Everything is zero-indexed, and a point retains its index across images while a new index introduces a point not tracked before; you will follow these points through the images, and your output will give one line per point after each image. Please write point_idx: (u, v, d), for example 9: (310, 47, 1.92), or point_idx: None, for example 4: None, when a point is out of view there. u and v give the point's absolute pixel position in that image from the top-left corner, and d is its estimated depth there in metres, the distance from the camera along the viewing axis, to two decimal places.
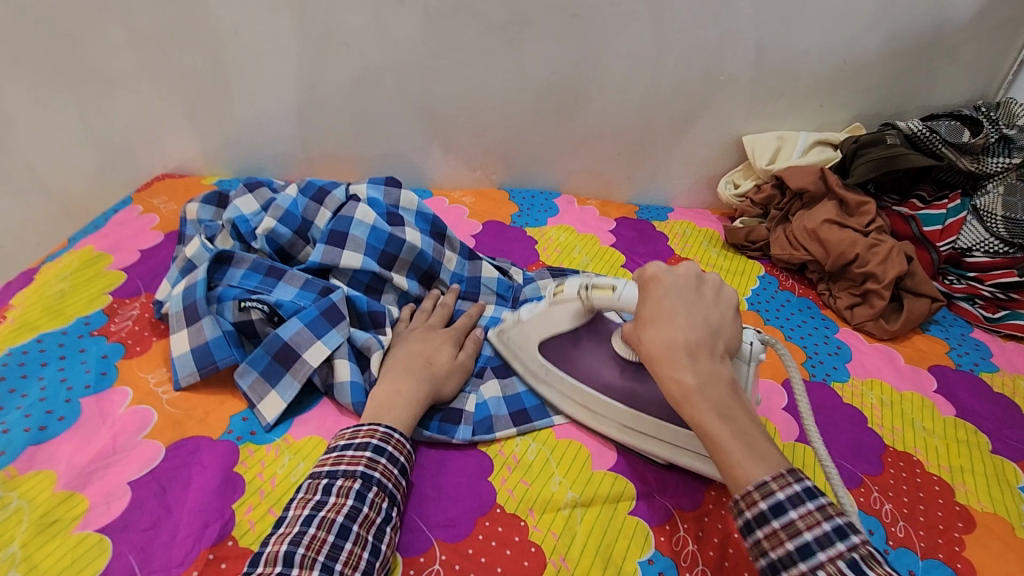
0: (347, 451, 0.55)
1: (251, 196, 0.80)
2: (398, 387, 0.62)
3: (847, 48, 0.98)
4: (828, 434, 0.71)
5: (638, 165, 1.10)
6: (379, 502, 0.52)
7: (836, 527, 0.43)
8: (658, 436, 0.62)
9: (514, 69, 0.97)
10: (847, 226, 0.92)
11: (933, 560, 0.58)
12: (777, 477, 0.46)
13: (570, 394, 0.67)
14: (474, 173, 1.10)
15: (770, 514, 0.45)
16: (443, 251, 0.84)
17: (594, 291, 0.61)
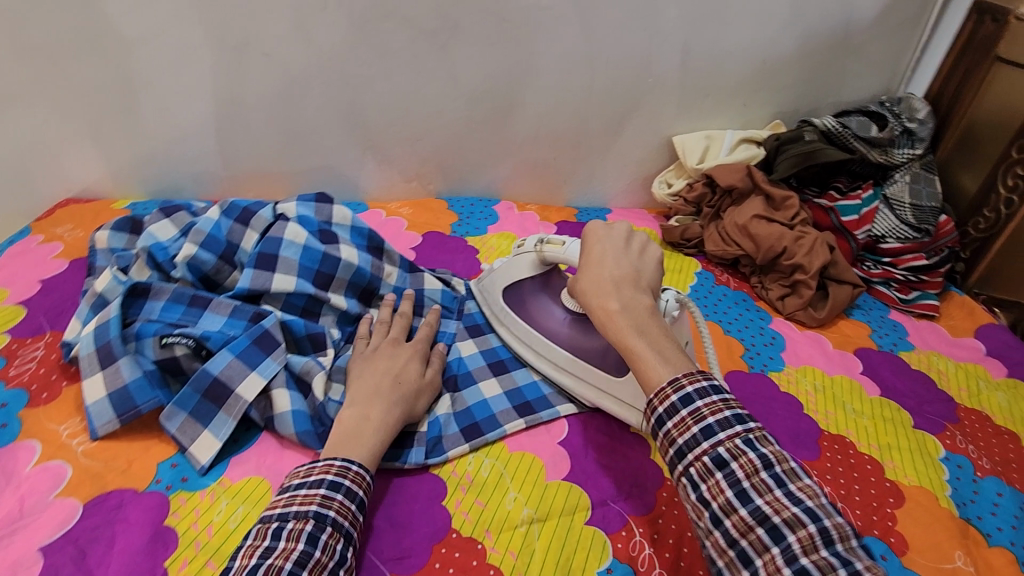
0: (299, 490, 0.51)
1: (167, 222, 0.75)
2: (367, 413, 0.59)
3: (764, 50, 1.02)
4: (768, 424, 0.74)
5: (575, 169, 1.11)
6: (333, 543, 0.48)
7: (746, 427, 0.45)
8: (591, 380, 0.69)
9: (445, 78, 0.96)
10: (774, 220, 0.97)
11: (869, 538, 0.62)
12: (688, 374, 0.49)
13: (522, 337, 0.75)
14: (410, 183, 1.08)
15: (687, 416, 0.46)
16: (382, 266, 0.81)
17: (547, 245, 0.69)
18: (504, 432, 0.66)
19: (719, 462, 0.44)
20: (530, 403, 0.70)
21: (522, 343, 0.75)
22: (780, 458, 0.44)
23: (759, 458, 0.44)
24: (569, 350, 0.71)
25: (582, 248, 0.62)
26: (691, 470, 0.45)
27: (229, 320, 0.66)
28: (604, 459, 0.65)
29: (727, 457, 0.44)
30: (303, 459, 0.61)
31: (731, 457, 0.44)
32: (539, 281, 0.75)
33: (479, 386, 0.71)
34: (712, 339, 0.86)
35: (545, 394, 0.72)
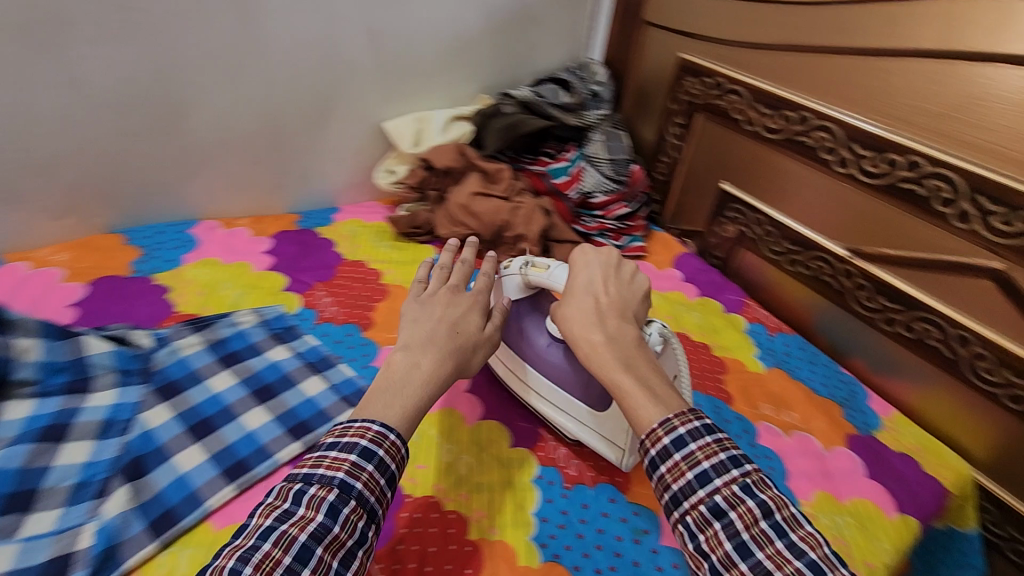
0: (333, 449, 0.48)
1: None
2: (419, 360, 0.56)
3: (453, 26, 1.01)
4: (507, 401, 0.73)
5: (285, 172, 0.99)
6: (355, 520, 0.46)
7: (742, 470, 0.47)
8: (570, 414, 0.67)
9: (72, 84, 0.77)
10: (492, 194, 0.98)
11: (601, 485, 0.66)
12: (679, 414, 0.51)
13: (509, 364, 0.72)
14: (65, 220, 0.85)
15: (681, 461, 0.48)
16: (8, 344, 0.62)
17: (532, 269, 0.69)
18: (206, 509, 0.56)
19: (716, 510, 0.46)
20: (243, 461, 0.61)
21: (510, 372, 0.72)
22: (779, 504, 0.46)
23: (758, 506, 0.45)
24: (552, 377, 0.68)
25: (568, 276, 0.65)
26: (688, 516, 0.47)
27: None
28: None
29: (726, 505, 0.46)
30: None
31: (728, 505, 0.46)
32: (529, 301, 0.73)
33: (173, 460, 0.59)
34: None
35: (263, 444, 0.63)
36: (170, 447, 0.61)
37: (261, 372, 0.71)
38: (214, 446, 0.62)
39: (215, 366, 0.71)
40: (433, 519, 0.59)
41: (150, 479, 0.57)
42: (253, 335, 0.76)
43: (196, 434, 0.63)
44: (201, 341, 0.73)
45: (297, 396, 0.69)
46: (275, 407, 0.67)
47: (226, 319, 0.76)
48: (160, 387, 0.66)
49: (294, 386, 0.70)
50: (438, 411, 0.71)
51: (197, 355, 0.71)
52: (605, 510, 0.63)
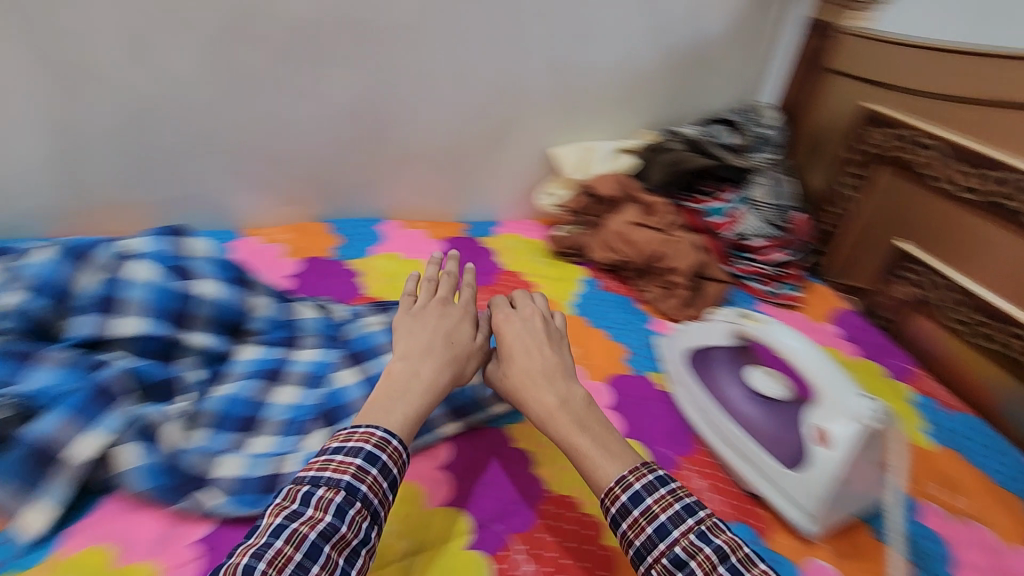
0: (336, 454, 0.51)
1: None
2: (417, 370, 0.61)
3: (629, 63, 1.07)
4: (649, 424, 0.76)
5: (461, 185, 1.11)
6: (359, 520, 0.49)
7: (695, 517, 0.50)
8: (755, 462, 0.68)
9: (315, 97, 0.93)
10: (649, 226, 1.01)
11: (738, 524, 0.65)
12: (636, 471, 0.53)
13: (695, 400, 0.76)
14: (290, 207, 1.03)
15: (640, 517, 0.50)
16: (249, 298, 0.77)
17: (748, 321, 0.74)
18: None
19: (676, 562, 0.48)
20: None
21: (695, 409, 0.76)
22: None
23: None
24: (744, 425, 0.71)
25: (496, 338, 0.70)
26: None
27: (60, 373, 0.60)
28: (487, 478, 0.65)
29: (685, 556, 0.48)
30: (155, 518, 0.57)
31: (687, 555, 0.48)
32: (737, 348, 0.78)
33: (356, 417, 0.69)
34: (594, 348, 0.88)
35: None
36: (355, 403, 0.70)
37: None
38: None
39: (391, 343, 0.80)
40: (571, 516, 0.62)
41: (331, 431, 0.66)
42: None
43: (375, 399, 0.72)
44: (383, 322, 0.82)
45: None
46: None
47: (403, 306, 0.86)
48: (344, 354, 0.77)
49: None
50: None
51: (378, 332, 0.81)
52: None
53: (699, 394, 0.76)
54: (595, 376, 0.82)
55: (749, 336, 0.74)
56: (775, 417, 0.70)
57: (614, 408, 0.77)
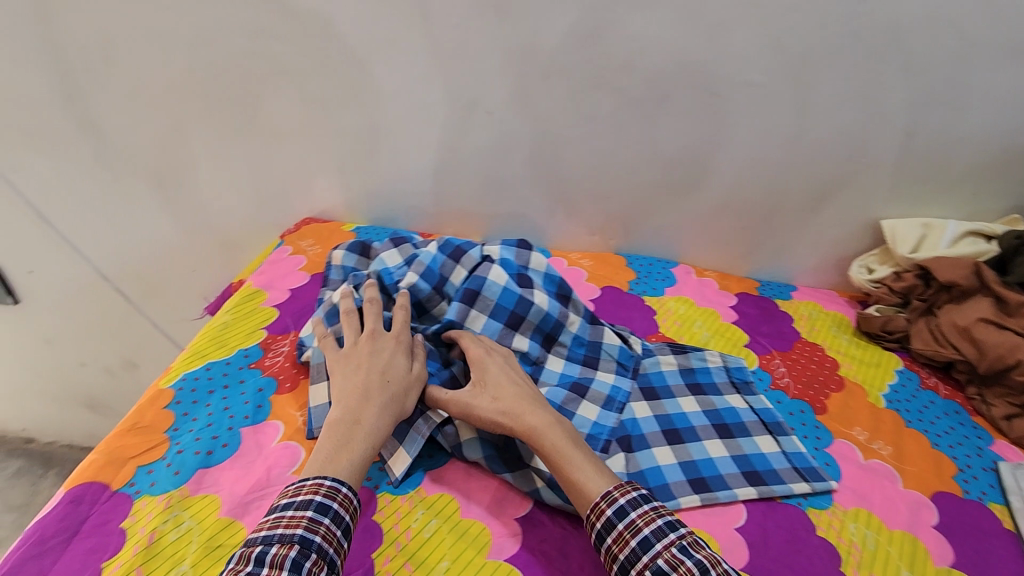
0: (286, 510, 0.52)
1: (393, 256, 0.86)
2: (356, 417, 0.62)
3: (1008, 136, 0.92)
4: (990, 566, 0.64)
5: (763, 242, 1.08)
6: (316, 573, 0.49)
7: (676, 533, 0.52)
8: None
9: (646, 143, 1.00)
10: (1007, 327, 0.84)
11: None
12: (619, 488, 0.57)
13: None
14: (593, 237, 1.13)
15: (623, 531, 0.53)
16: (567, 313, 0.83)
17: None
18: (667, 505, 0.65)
19: (659, 573, 0.50)
20: (704, 480, 0.69)
21: None
22: None
23: None
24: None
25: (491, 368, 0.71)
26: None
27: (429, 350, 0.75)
28: (788, 559, 0.62)
29: (665, 567, 0.50)
30: (489, 488, 0.65)
31: (668, 567, 0.50)
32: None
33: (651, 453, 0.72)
34: (914, 451, 0.77)
35: (722, 474, 0.69)
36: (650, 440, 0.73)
37: (724, 411, 0.78)
38: (683, 455, 0.71)
39: (685, 389, 0.80)
40: None
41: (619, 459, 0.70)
42: (716, 375, 0.82)
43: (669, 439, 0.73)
44: (677, 362, 0.84)
45: (751, 444, 0.73)
46: (732, 446, 0.73)
47: (699, 351, 0.85)
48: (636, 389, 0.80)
49: (748, 434, 0.74)
50: (900, 531, 0.66)
51: (671, 373, 0.82)
52: None
53: None
54: (917, 485, 0.72)
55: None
56: None
57: (941, 531, 0.67)
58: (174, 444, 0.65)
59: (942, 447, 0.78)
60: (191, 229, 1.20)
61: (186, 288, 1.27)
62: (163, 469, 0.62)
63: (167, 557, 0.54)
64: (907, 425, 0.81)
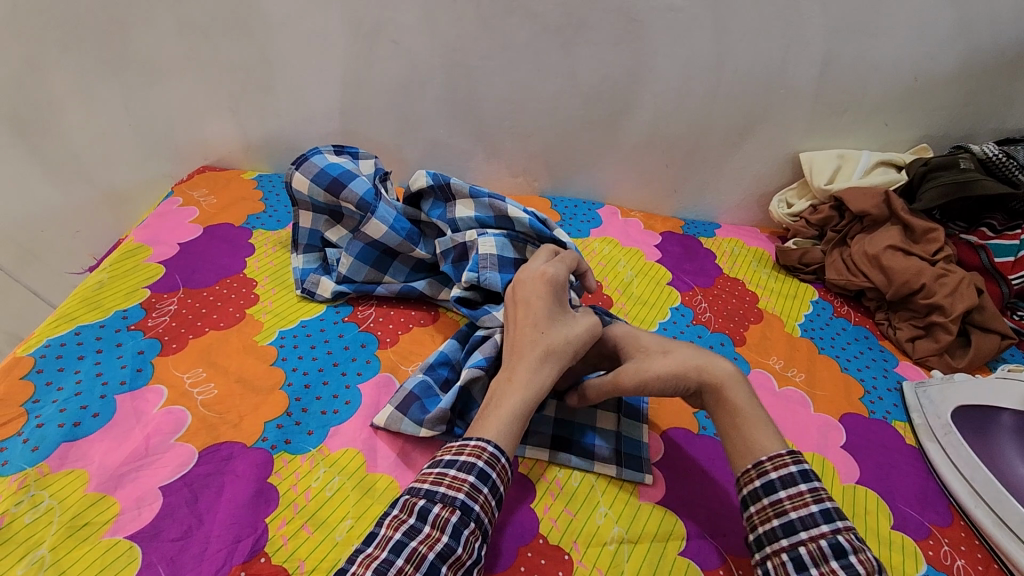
0: (449, 469, 0.50)
1: (321, 187, 0.75)
2: (511, 374, 0.57)
3: (919, 66, 0.92)
4: (891, 478, 0.66)
5: (687, 179, 1.06)
6: (473, 541, 0.47)
7: (833, 527, 0.49)
8: None
9: (565, 75, 0.94)
10: (912, 253, 0.87)
11: None
12: (774, 457, 0.53)
13: (956, 462, 0.65)
14: (516, 179, 1.08)
15: (768, 505, 0.51)
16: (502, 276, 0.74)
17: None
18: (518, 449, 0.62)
19: (798, 562, 0.48)
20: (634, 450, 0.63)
21: (954, 472, 0.65)
22: None
23: None
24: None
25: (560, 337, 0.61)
26: (768, 560, 0.49)
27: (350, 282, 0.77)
28: (703, 487, 0.61)
29: (808, 560, 0.47)
30: (398, 440, 0.61)
31: (811, 560, 0.47)
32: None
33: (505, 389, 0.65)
34: (826, 377, 0.78)
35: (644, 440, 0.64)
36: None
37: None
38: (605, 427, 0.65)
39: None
40: None
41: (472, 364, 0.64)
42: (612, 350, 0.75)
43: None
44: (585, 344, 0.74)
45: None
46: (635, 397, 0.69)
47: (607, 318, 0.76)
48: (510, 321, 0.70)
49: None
50: (810, 453, 0.67)
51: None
52: None
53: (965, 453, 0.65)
54: (827, 409, 0.74)
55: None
56: None
57: (848, 450, 0.68)
58: (33, 418, 0.57)
59: (850, 370, 0.80)
60: (68, 183, 1.06)
61: (70, 250, 1.14)
62: (19, 446, 0.55)
63: (22, 542, 0.48)
64: (820, 352, 0.83)
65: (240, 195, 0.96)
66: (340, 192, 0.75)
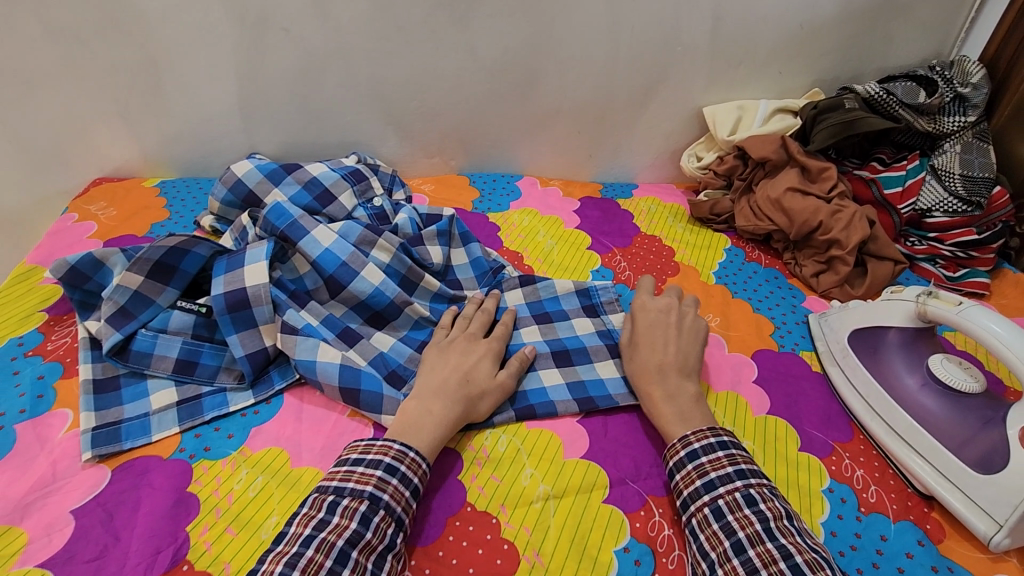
0: (358, 466, 0.52)
1: (261, 175, 0.83)
2: (429, 407, 0.59)
3: (803, 12, 0.96)
4: (798, 404, 0.70)
5: (600, 144, 1.08)
6: (384, 528, 0.49)
7: (746, 482, 0.52)
8: (933, 458, 0.61)
9: (465, 50, 0.93)
10: (810, 193, 0.92)
11: (876, 515, 0.59)
12: (697, 432, 0.57)
13: (856, 384, 0.70)
14: (432, 159, 1.07)
15: (692, 470, 0.55)
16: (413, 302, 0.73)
17: (935, 301, 0.65)
18: (227, 411, 0.62)
19: (717, 512, 0.51)
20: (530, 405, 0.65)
21: (857, 394, 0.69)
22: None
23: None
24: (917, 415, 0.64)
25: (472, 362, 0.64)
26: (692, 518, 0.52)
27: (235, 244, 0.77)
28: (624, 436, 0.64)
29: (726, 509, 0.51)
30: (321, 435, 0.61)
31: (728, 509, 0.51)
32: (913, 335, 0.69)
33: (167, 337, 0.64)
34: (740, 318, 0.82)
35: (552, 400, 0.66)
36: (233, 323, 0.65)
37: (556, 341, 0.74)
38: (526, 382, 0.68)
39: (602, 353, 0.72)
40: None
41: (297, 315, 0.67)
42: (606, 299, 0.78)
43: (198, 332, 0.66)
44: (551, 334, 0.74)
45: (568, 329, 0.75)
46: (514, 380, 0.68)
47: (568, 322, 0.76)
48: (225, 273, 0.67)
49: (567, 319, 0.76)
50: (724, 392, 0.71)
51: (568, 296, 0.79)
52: (909, 551, 0.56)
53: (861, 373, 0.70)
54: (741, 348, 0.77)
55: (935, 318, 0.65)
56: (960, 412, 0.62)
57: (759, 383, 0.73)
58: None
59: (762, 311, 0.84)
60: None
61: None
62: None
63: None
64: (734, 296, 0.87)
65: (142, 203, 0.92)
66: (325, 204, 0.81)
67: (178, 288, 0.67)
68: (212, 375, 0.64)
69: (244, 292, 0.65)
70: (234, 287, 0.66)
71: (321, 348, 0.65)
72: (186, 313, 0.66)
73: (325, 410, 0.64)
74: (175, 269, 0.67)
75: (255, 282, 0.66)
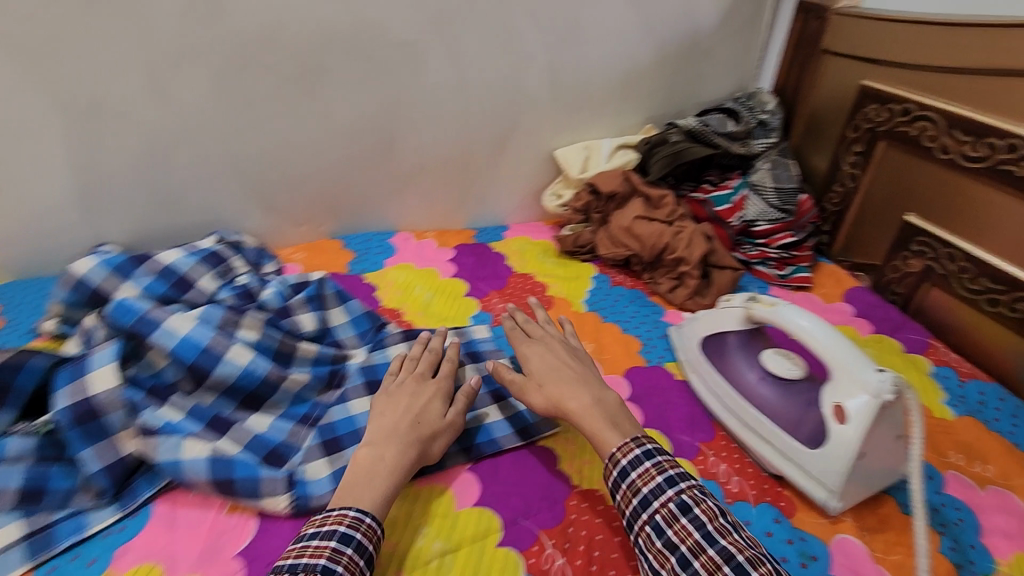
0: (312, 540, 0.52)
1: (106, 271, 0.77)
2: (383, 453, 0.60)
3: (625, 61, 1.09)
4: (667, 412, 0.77)
5: (468, 192, 1.13)
6: None
7: (677, 489, 0.55)
8: (775, 442, 0.69)
9: (320, 119, 0.95)
10: (655, 218, 1.03)
11: (739, 503, 0.66)
12: (622, 446, 0.59)
13: (711, 387, 0.78)
14: (302, 227, 1.06)
15: (627, 490, 0.57)
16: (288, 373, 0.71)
17: (758, 304, 0.75)
18: (85, 535, 0.57)
19: (658, 528, 0.53)
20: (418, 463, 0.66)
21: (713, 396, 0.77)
22: None
23: None
24: (759, 406, 0.72)
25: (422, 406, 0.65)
26: (640, 537, 0.55)
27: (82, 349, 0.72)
28: (513, 476, 0.67)
29: (664, 523, 0.53)
30: (197, 538, 0.58)
31: (666, 523, 0.53)
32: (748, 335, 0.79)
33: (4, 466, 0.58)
34: (610, 341, 0.89)
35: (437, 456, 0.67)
36: (82, 436, 0.60)
37: None
38: None
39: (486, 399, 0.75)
40: (598, 509, 0.64)
41: (154, 415, 0.63)
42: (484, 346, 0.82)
43: (44, 454, 0.60)
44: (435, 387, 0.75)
45: None
46: None
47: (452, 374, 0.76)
48: (66, 383, 0.62)
49: None
50: None
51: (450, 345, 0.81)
52: (768, 529, 0.64)
53: (713, 376, 0.78)
54: (614, 368, 0.84)
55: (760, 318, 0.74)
56: (791, 397, 0.71)
57: (633, 399, 0.79)
58: None
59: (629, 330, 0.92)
60: None
61: None
62: None
63: None
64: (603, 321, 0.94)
65: None
66: (183, 291, 0.78)
67: (13, 409, 0.62)
68: (64, 499, 0.59)
69: (91, 401, 0.61)
70: (80, 398, 0.61)
71: (185, 446, 0.61)
72: (25, 436, 0.60)
73: (200, 510, 0.61)
74: (9, 388, 0.62)
75: (106, 389, 0.62)
